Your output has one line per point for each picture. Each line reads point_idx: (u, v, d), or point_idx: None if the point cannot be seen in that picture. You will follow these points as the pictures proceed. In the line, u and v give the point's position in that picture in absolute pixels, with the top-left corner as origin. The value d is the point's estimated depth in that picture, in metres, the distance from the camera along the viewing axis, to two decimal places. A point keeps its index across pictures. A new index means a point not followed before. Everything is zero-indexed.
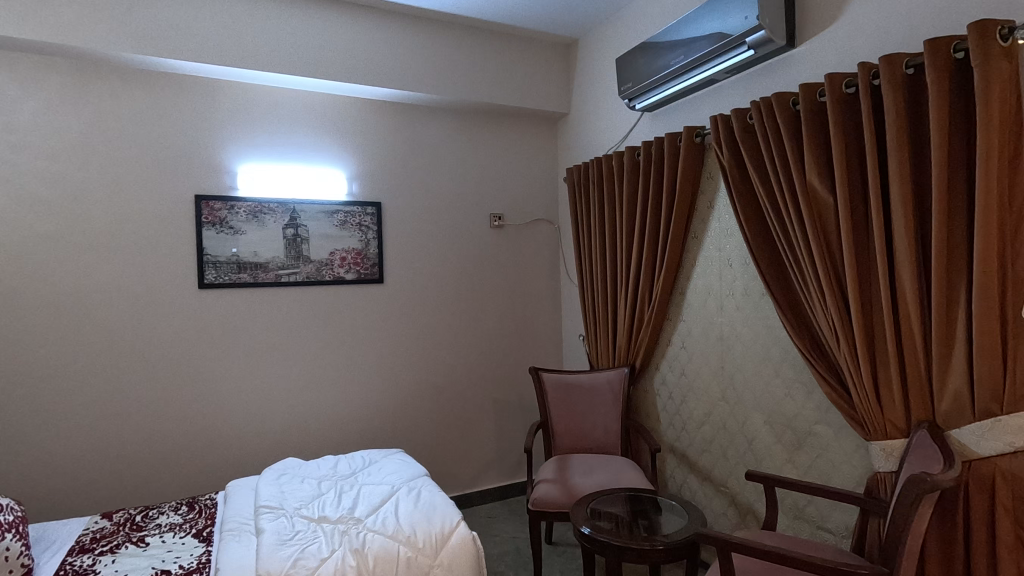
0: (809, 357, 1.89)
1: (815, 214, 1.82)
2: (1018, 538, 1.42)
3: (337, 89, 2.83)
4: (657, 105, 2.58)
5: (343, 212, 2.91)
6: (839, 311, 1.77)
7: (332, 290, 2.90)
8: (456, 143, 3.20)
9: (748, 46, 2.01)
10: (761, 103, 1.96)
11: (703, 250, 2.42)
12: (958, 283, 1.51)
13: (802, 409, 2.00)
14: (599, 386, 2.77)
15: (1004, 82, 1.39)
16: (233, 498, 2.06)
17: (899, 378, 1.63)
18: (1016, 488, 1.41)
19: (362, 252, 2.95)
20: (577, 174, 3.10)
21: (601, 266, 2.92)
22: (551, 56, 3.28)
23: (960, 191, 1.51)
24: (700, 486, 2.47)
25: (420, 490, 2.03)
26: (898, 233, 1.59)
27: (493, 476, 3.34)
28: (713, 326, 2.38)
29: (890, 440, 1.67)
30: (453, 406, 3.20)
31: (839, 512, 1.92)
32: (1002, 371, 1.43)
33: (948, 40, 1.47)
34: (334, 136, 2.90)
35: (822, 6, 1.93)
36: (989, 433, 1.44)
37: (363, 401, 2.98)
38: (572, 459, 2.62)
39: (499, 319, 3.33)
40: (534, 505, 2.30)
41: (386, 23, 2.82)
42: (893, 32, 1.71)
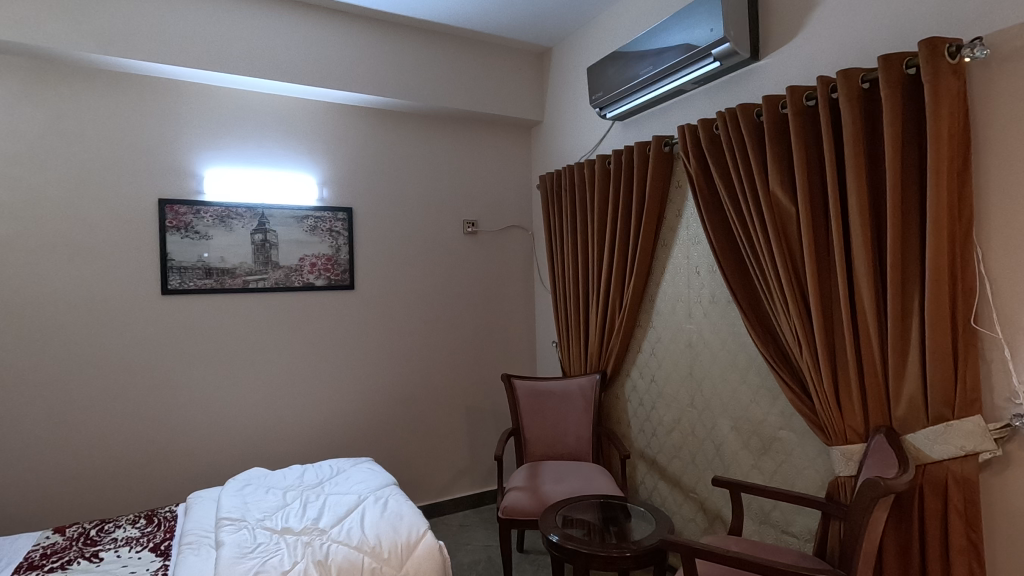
0: (773, 363, 1.92)
1: (778, 222, 1.86)
2: (969, 539, 1.46)
3: (308, 93, 2.80)
4: (628, 114, 2.62)
5: (314, 217, 2.87)
6: (801, 317, 1.80)
7: (301, 296, 2.86)
8: (429, 149, 3.19)
9: (714, 58, 2.05)
10: (726, 113, 2.00)
11: (671, 258, 2.45)
12: (912, 291, 1.55)
13: (768, 414, 2.03)
14: (570, 393, 2.78)
15: (952, 98, 1.45)
16: (193, 510, 2.00)
17: (858, 383, 1.67)
18: (967, 490, 1.45)
19: (333, 258, 2.92)
20: (549, 182, 3.11)
21: (573, 273, 2.94)
22: (525, 64, 3.30)
23: (913, 202, 1.56)
24: (669, 492, 2.49)
25: (387, 499, 2.00)
26: (856, 241, 1.63)
27: (466, 484, 3.32)
28: (682, 333, 2.40)
29: (850, 444, 1.70)
30: (425, 414, 3.18)
31: (803, 516, 1.95)
32: (954, 376, 1.47)
33: (900, 56, 1.52)
34: (305, 140, 2.87)
35: (783, 21, 1.98)
36: (943, 438, 1.48)
37: (334, 409, 2.93)
38: (543, 466, 2.61)
39: (473, 326, 3.32)
40: (505, 513, 2.29)
41: (358, 28, 2.81)
42: (851, 46, 1.77)
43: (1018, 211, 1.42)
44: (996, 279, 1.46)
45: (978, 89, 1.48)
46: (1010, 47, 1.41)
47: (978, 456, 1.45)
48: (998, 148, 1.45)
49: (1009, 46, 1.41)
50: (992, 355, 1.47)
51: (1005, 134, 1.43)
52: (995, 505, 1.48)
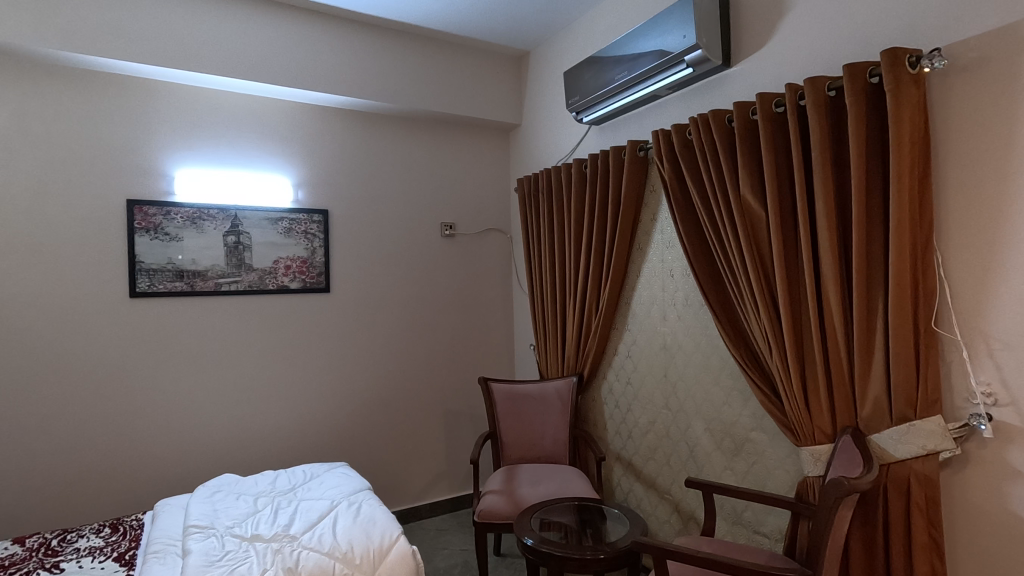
0: (744, 365, 1.95)
1: (749, 227, 1.89)
2: (930, 536, 1.49)
3: (283, 93, 2.77)
4: (603, 119, 2.64)
5: (288, 219, 2.84)
6: (771, 320, 1.83)
7: (275, 299, 2.82)
8: (406, 151, 3.18)
9: (687, 64, 2.08)
10: (699, 118, 2.03)
11: (647, 261, 2.48)
12: (877, 294, 1.59)
13: (740, 416, 2.06)
14: (547, 396, 2.78)
15: (913, 107, 1.49)
16: (160, 518, 1.96)
17: (826, 385, 1.70)
18: (929, 489, 1.49)
19: (308, 260, 2.89)
20: (527, 185, 3.12)
21: (551, 275, 2.95)
22: (503, 68, 3.31)
23: (877, 208, 1.59)
24: (645, 493, 2.51)
25: (360, 505, 1.98)
26: (823, 246, 1.67)
27: (444, 488, 3.30)
28: (657, 335, 2.42)
29: (818, 445, 1.73)
30: (402, 418, 3.15)
31: (774, 516, 1.98)
32: (916, 378, 1.51)
33: (864, 65, 1.56)
34: (280, 142, 2.84)
35: (754, 28, 2.02)
36: (905, 437, 1.51)
37: (308, 413, 2.89)
38: (520, 470, 2.61)
39: (451, 329, 3.31)
40: (480, 517, 2.28)
41: (333, 28, 2.78)
42: (818, 56, 1.81)
43: (975, 217, 1.46)
44: (955, 284, 1.50)
45: (937, 98, 1.52)
46: (967, 58, 1.46)
47: (939, 456, 1.49)
48: (957, 156, 1.49)
49: (966, 57, 1.46)
50: (951, 357, 1.51)
51: (962, 142, 1.48)
52: (955, 503, 1.51)
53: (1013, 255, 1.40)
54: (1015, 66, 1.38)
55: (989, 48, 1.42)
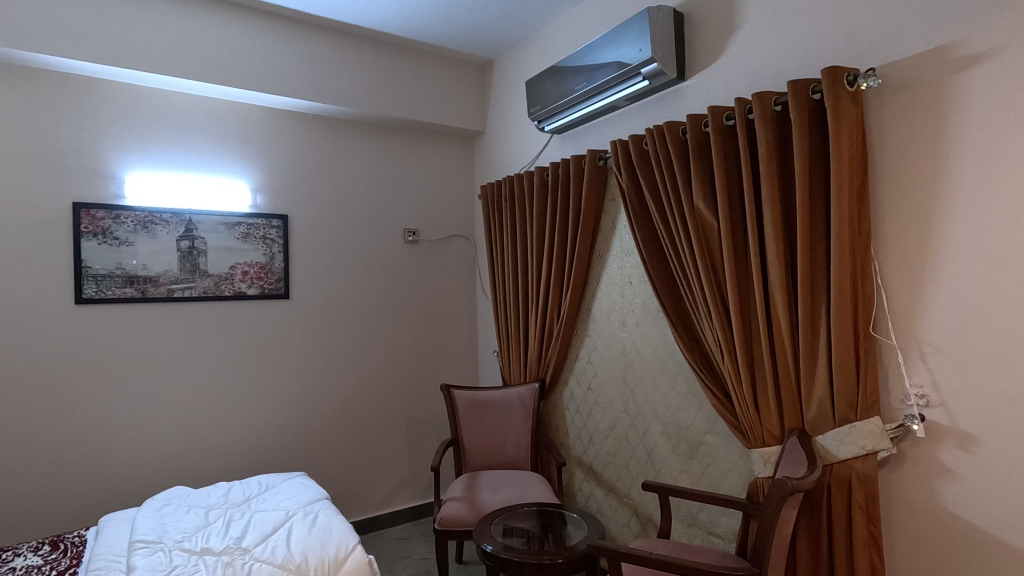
0: (698, 370, 2.00)
1: (702, 236, 1.95)
2: (870, 533, 1.56)
3: (241, 96, 2.73)
4: (565, 128, 2.68)
5: (246, 224, 2.78)
6: (723, 326, 1.89)
7: (232, 305, 2.76)
8: (369, 157, 3.16)
9: (643, 77, 2.14)
10: (654, 130, 2.08)
11: (606, 268, 2.52)
12: (820, 301, 1.65)
13: (695, 419, 2.11)
14: (510, 402, 2.79)
15: (851, 123, 1.57)
16: (104, 534, 1.88)
17: (774, 388, 1.76)
18: (868, 487, 1.56)
19: (266, 266, 2.83)
20: (490, 192, 3.14)
21: (513, 282, 2.97)
22: (466, 76, 3.32)
23: (820, 219, 1.66)
24: (605, 498, 2.54)
25: (317, 515, 1.95)
26: (771, 255, 1.73)
27: (406, 496, 3.26)
28: (616, 341, 2.46)
29: (767, 446, 1.79)
30: (363, 425, 3.11)
31: (727, 517, 2.03)
32: (857, 381, 1.58)
33: (807, 82, 1.63)
34: (237, 145, 2.78)
35: (706, 44, 2.09)
36: (847, 438, 1.57)
37: (265, 422, 2.83)
38: (481, 476, 2.61)
39: (414, 336, 3.29)
40: (441, 525, 2.27)
41: (293, 31, 2.75)
42: (765, 72, 1.89)
43: (908, 228, 1.54)
44: (892, 291, 1.58)
45: (874, 115, 1.61)
46: (899, 78, 1.55)
47: (877, 455, 1.55)
48: (892, 170, 1.57)
49: (898, 77, 1.55)
50: (888, 360, 1.59)
51: (897, 157, 1.56)
52: (892, 500, 1.59)
53: (943, 265, 1.48)
54: (943, 86, 1.47)
55: (919, 69, 1.51)
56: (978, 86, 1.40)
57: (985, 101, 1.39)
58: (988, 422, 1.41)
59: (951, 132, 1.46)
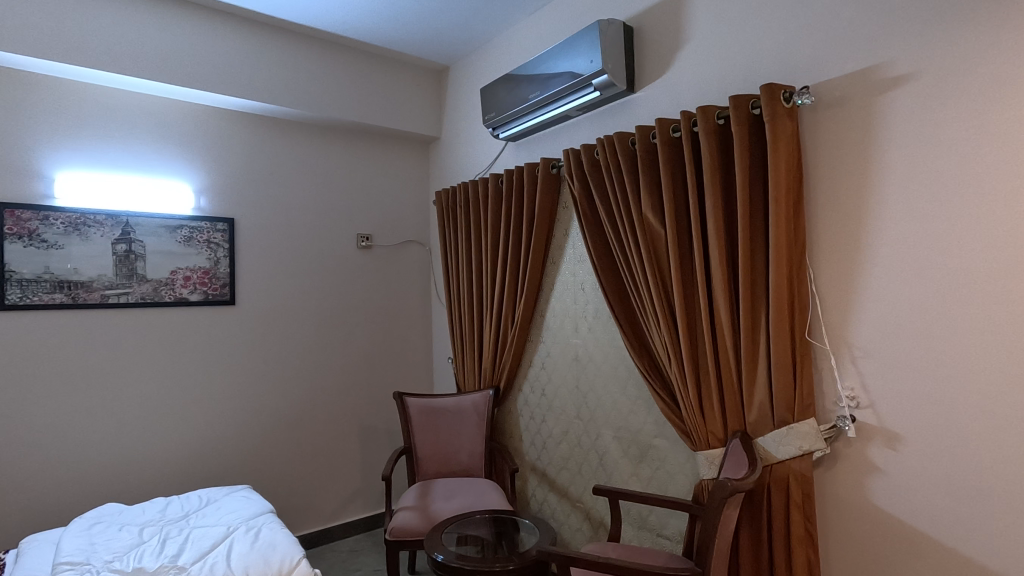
0: (647, 375, 2.05)
1: (650, 244, 2.00)
2: (806, 530, 1.62)
3: (185, 95, 2.63)
4: (519, 136, 2.70)
5: (188, 227, 2.67)
6: (670, 331, 1.94)
7: (173, 312, 2.64)
8: (320, 160, 3.09)
9: (594, 87, 2.18)
10: (605, 139, 2.12)
11: (559, 275, 2.54)
12: (760, 307, 1.72)
13: (644, 423, 2.16)
14: (463, 409, 2.78)
15: (787, 138, 1.64)
16: (25, 557, 1.76)
17: (718, 392, 1.82)
18: (804, 486, 1.62)
19: (210, 271, 2.73)
20: (445, 197, 3.12)
21: (468, 288, 2.96)
22: (422, 81, 3.31)
23: (760, 229, 1.73)
24: (558, 503, 2.55)
25: (260, 529, 1.88)
26: (715, 263, 1.78)
27: (359, 507, 3.19)
28: (569, 347, 2.48)
29: (712, 449, 1.84)
30: (313, 435, 3.03)
31: (675, 519, 2.07)
32: (794, 383, 1.65)
33: (747, 98, 1.70)
34: (179, 145, 2.67)
35: (654, 58, 2.15)
36: (786, 439, 1.64)
37: (208, 434, 2.72)
38: (434, 485, 2.58)
39: (367, 342, 3.23)
40: (392, 535, 2.22)
41: (241, 30, 2.68)
42: (709, 86, 1.96)
43: (840, 238, 1.63)
44: (825, 298, 1.66)
45: (809, 130, 1.69)
46: (831, 96, 1.63)
47: (813, 455, 1.62)
48: (825, 183, 1.66)
49: (830, 95, 1.64)
50: (822, 364, 1.67)
51: (830, 171, 1.64)
52: (827, 498, 1.66)
53: (870, 273, 1.57)
54: (870, 104, 1.56)
55: (848, 88, 1.60)
56: (901, 106, 1.50)
57: (907, 120, 1.49)
58: (911, 421, 1.49)
59: (877, 149, 1.55)
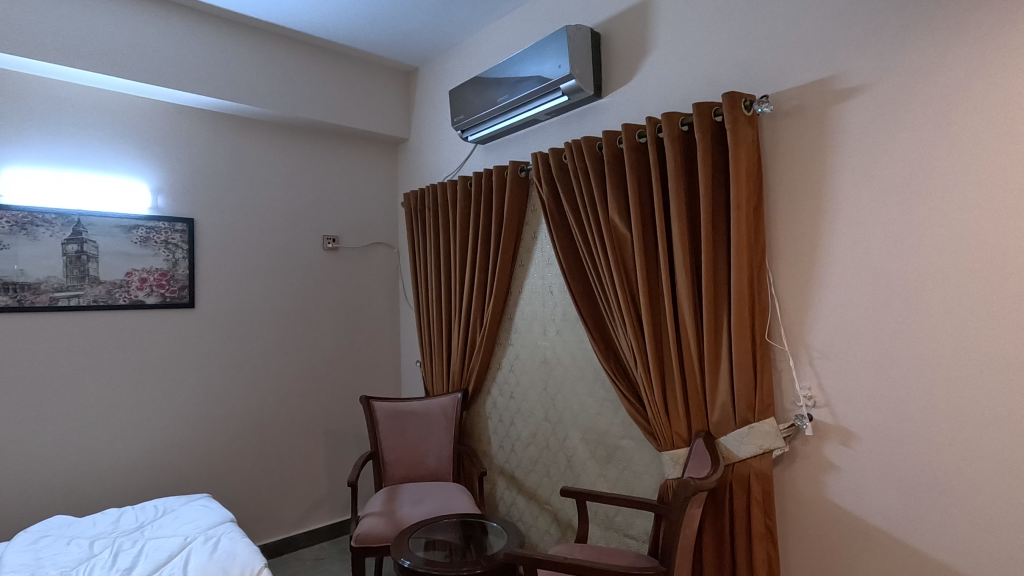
0: (613, 377, 2.07)
1: (616, 247, 2.02)
2: (766, 526, 1.66)
3: (142, 91, 2.54)
4: (488, 138, 2.70)
5: (145, 227, 2.58)
6: (636, 333, 1.97)
7: (128, 315, 2.55)
8: (285, 160, 3.03)
9: (562, 92, 2.20)
10: (573, 144, 2.14)
11: (528, 278, 2.55)
12: (722, 310, 1.76)
13: (611, 424, 2.18)
14: (432, 413, 2.76)
15: (748, 145, 1.69)
16: None
17: (682, 393, 1.85)
18: (764, 484, 1.67)
19: (168, 273, 2.64)
20: (413, 199, 3.10)
21: (436, 291, 2.95)
22: (390, 82, 3.28)
23: (722, 233, 1.77)
24: (526, 505, 2.55)
25: (219, 539, 1.83)
26: (679, 267, 1.82)
27: (324, 514, 3.13)
28: (537, 350, 2.50)
29: (677, 449, 1.87)
30: (277, 441, 2.96)
31: (641, 519, 2.10)
32: (755, 383, 1.69)
33: (710, 105, 1.74)
34: (135, 142, 2.58)
35: (620, 64, 2.18)
36: (747, 438, 1.68)
37: (165, 441, 2.62)
38: (402, 489, 2.55)
39: (333, 346, 3.18)
40: (357, 541, 2.18)
41: (202, 25, 2.61)
42: (674, 93, 2.00)
43: (797, 243, 1.68)
44: (784, 300, 1.71)
45: (768, 138, 1.74)
46: (789, 106, 1.69)
47: (772, 454, 1.67)
48: (783, 189, 1.71)
49: (787, 105, 1.69)
50: (782, 365, 1.72)
51: (787, 177, 1.70)
52: (786, 495, 1.71)
53: (826, 277, 1.62)
54: (826, 114, 1.61)
55: (804, 98, 1.66)
56: (854, 116, 1.56)
57: (860, 130, 1.55)
58: (864, 419, 1.55)
59: (832, 157, 1.61)
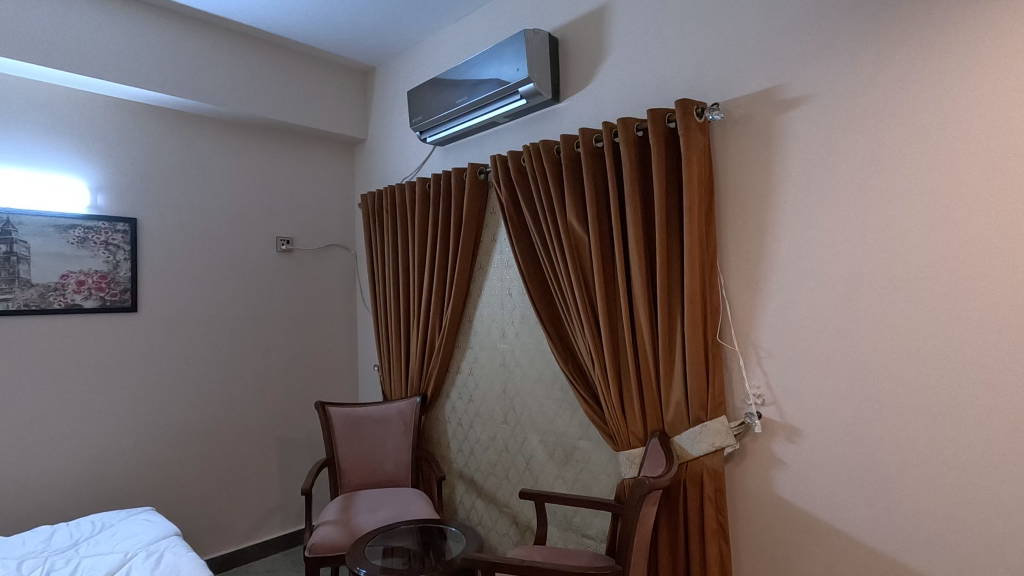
0: (571, 378, 2.09)
1: (574, 250, 2.04)
2: (718, 522, 1.71)
3: (80, 83, 2.41)
4: (447, 140, 2.68)
5: (82, 227, 2.45)
6: (594, 335, 1.99)
7: (63, 320, 2.40)
8: (236, 159, 2.94)
9: (520, 95, 2.21)
10: (531, 147, 2.16)
11: (487, 281, 2.55)
12: (676, 311, 1.80)
13: (569, 426, 2.20)
14: (389, 418, 2.71)
15: (699, 151, 1.74)
16: None
17: (638, 393, 1.88)
18: (716, 481, 1.71)
19: (108, 276, 2.51)
20: (371, 201, 3.05)
21: (394, 293, 2.91)
22: (347, 81, 3.22)
23: (675, 236, 1.81)
24: (485, 509, 2.54)
25: (162, 554, 1.74)
26: (635, 269, 1.85)
27: (277, 524, 3.03)
28: (497, 352, 2.49)
29: (633, 448, 1.90)
30: (227, 450, 2.85)
31: (598, 519, 2.12)
32: (707, 383, 1.74)
33: (663, 111, 1.78)
34: (72, 138, 2.45)
35: (578, 69, 2.21)
36: (700, 436, 1.72)
37: (104, 453, 2.49)
38: (358, 497, 2.50)
39: (287, 350, 3.09)
40: (311, 552, 2.12)
41: (147, 17, 2.49)
42: (629, 99, 2.04)
43: (747, 246, 1.74)
44: (734, 302, 1.77)
45: (719, 144, 1.79)
46: (738, 114, 1.75)
47: (724, 451, 1.71)
48: (733, 194, 1.76)
49: (737, 113, 1.75)
50: (732, 365, 1.77)
51: (737, 182, 1.76)
52: (736, 491, 1.76)
53: (773, 279, 1.68)
54: (772, 123, 1.68)
55: (752, 107, 1.72)
56: (798, 125, 1.63)
57: (803, 138, 1.62)
58: (809, 417, 1.61)
59: (779, 164, 1.67)
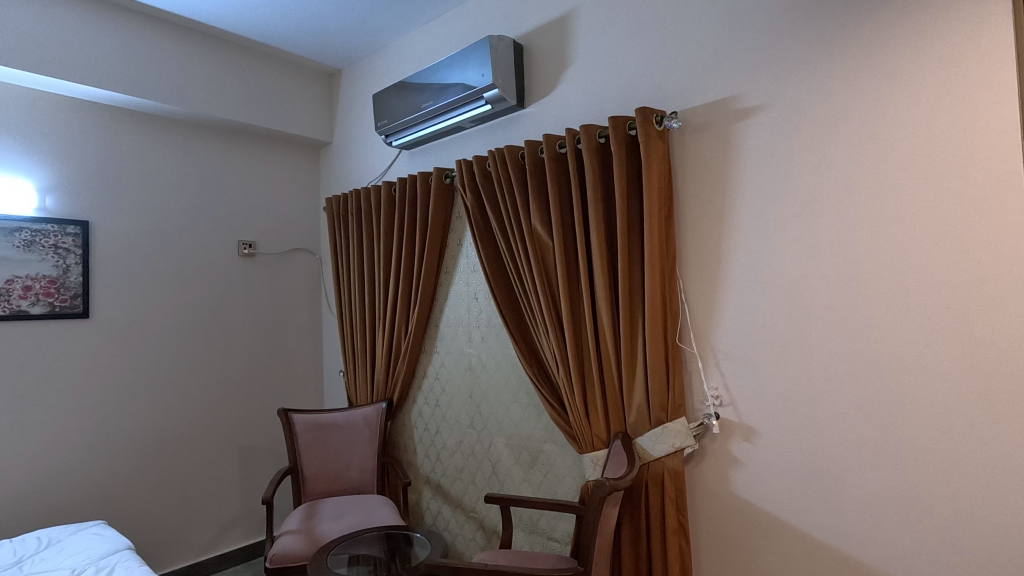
0: (536, 382, 2.11)
1: (538, 255, 2.06)
2: (678, 522, 1.74)
3: (27, 81, 2.31)
4: (413, 144, 2.68)
5: (30, 230, 2.35)
6: (558, 338, 2.01)
7: (8, 327, 2.30)
8: (196, 160, 2.86)
9: (485, 100, 2.22)
10: (496, 152, 2.17)
11: (453, 285, 2.54)
12: (637, 314, 1.83)
13: (535, 429, 2.21)
14: (354, 424, 2.68)
15: (659, 158, 1.77)
16: None
17: (601, 395, 1.91)
18: (676, 481, 1.74)
19: (58, 280, 2.42)
20: (336, 205, 3.02)
21: (360, 298, 2.88)
22: (311, 83, 3.18)
23: (637, 241, 1.84)
24: (452, 514, 2.53)
25: (112, 569, 1.68)
26: (597, 274, 1.87)
27: (238, 535, 2.95)
28: (463, 357, 2.49)
29: (596, 451, 1.92)
30: (185, 460, 2.77)
31: (563, 521, 2.14)
32: (667, 384, 1.77)
33: (624, 119, 1.82)
34: (18, 137, 2.35)
35: (542, 75, 2.23)
36: (660, 437, 1.75)
37: (52, 465, 2.39)
38: (322, 505, 2.46)
39: (248, 356, 3.02)
40: (273, 562, 2.07)
41: (100, 13, 2.41)
42: (592, 106, 2.07)
43: (704, 252, 1.79)
44: (693, 305, 1.81)
45: (678, 152, 1.84)
46: (696, 122, 1.79)
47: (683, 452, 1.75)
48: (691, 200, 1.81)
49: (695, 121, 1.80)
50: (691, 367, 1.82)
51: (695, 189, 1.80)
52: (696, 490, 1.80)
53: (730, 283, 1.73)
54: (728, 132, 1.73)
55: (709, 116, 1.77)
56: (753, 135, 1.68)
57: (758, 148, 1.67)
58: (765, 418, 1.66)
59: (734, 172, 1.72)
